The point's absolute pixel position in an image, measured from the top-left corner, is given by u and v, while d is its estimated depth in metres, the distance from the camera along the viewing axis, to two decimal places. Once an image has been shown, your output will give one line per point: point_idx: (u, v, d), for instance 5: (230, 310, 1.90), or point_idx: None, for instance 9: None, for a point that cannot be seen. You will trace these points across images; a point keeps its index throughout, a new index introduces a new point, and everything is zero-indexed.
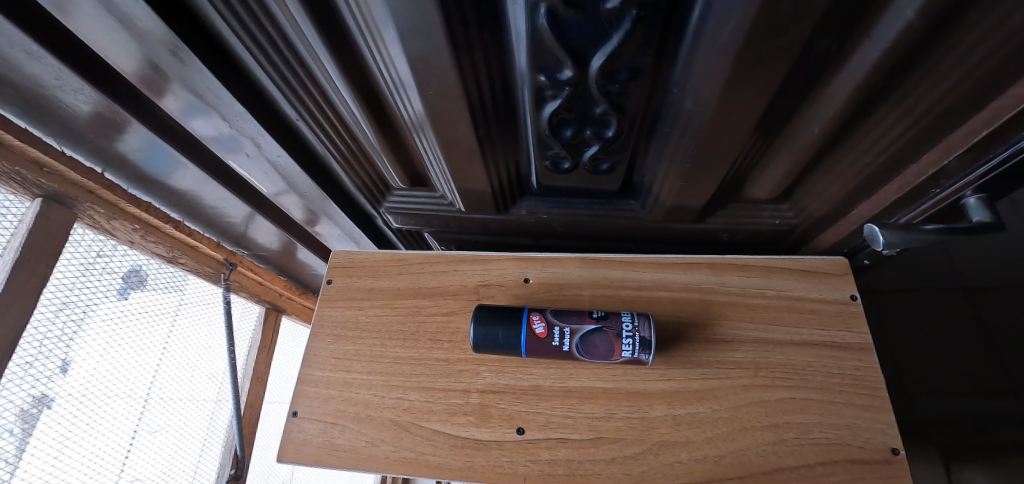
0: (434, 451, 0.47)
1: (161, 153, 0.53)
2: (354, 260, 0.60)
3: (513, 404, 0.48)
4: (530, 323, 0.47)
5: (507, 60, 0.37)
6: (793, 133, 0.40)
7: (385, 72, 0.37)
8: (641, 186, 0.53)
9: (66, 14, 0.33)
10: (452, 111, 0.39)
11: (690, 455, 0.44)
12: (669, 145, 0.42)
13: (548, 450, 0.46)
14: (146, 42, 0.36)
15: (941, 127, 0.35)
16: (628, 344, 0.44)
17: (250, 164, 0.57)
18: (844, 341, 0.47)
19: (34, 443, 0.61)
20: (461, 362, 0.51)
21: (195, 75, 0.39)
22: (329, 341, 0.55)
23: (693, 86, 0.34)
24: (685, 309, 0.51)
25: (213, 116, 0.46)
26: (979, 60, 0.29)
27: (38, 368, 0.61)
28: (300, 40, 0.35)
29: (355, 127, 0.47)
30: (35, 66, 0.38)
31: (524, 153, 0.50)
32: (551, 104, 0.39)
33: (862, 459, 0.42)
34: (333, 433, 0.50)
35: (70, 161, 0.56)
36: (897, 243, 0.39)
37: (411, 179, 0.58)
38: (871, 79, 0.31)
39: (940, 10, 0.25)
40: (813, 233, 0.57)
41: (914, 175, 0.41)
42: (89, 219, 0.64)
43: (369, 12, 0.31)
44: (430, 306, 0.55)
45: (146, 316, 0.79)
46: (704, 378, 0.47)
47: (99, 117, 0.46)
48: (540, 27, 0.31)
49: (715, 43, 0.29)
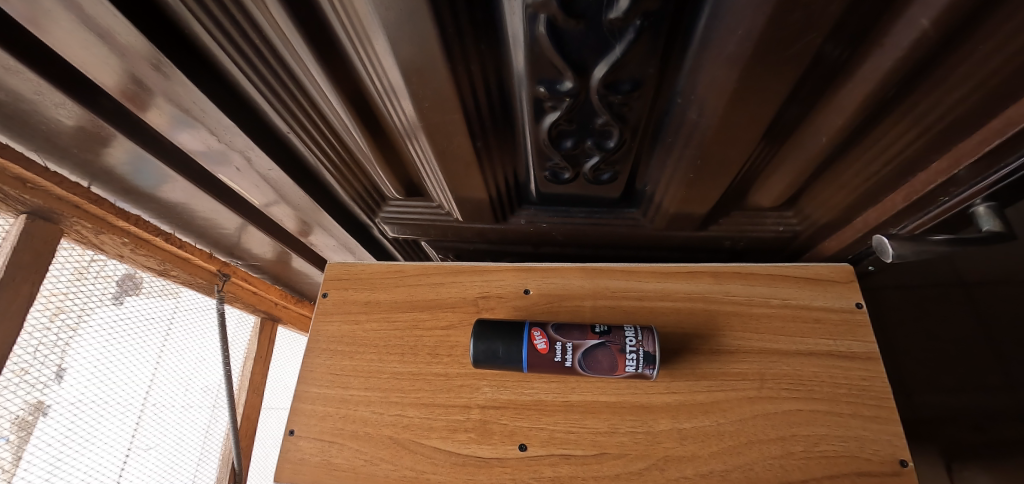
0: (434, 470, 0.46)
1: (149, 166, 0.52)
2: (350, 272, 0.59)
3: (514, 420, 0.47)
4: (532, 338, 0.46)
5: (504, 67, 0.35)
6: (800, 140, 0.38)
7: (376, 79, 0.35)
8: (642, 193, 0.52)
9: (43, 28, 0.32)
10: (448, 121, 0.38)
11: (695, 470, 0.43)
12: (673, 153, 0.41)
13: (551, 467, 0.45)
14: (127, 56, 0.34)
15: (950, 136, 0.34)
16: (632, 358, 0.43)
17: (240, 177, 0.55)
18: (850, 350, 0.46)
19: (28, 456, 0.61)
20: (461, 377, 0.50)
21: (180, 88, 0.38)
22: (325, 356, 0.54)
23: (699, 96, 0.33)
24: (688, 319, 0.50)
25: (200, 129, 0.45)
26: (994, 69, 0.27)
27: (33, 375, 0.60)
28: (286, 49, 0.34)
29: (347, 137, 0.46)
30: (14, 80, 0.36)
31: (523, 162, 0.48)
32: (551, 116, 0.38)
33: (871, 472, 0.41)
34: (331, 451, 0.48)
35: (54, 176, 0.53)
36: (907, 255, 0.39)
37: (406, 188, 0.56)
38: (882, 87, 0.30)
39: (956, 18, 0.24)
40: (817, 240, 0.56)
41: (923, 183, 0.40)
42: (77, 234, 0.62)
43: (359, 20, 0.29)
44: (428, 319, 0.54)
45: (138, 326, 0.78)
46: (709, 390, 0.46)
47: (83, 131, 0.44)
48: (540, 36, 0.29)
49: (721, 54, 0.28)
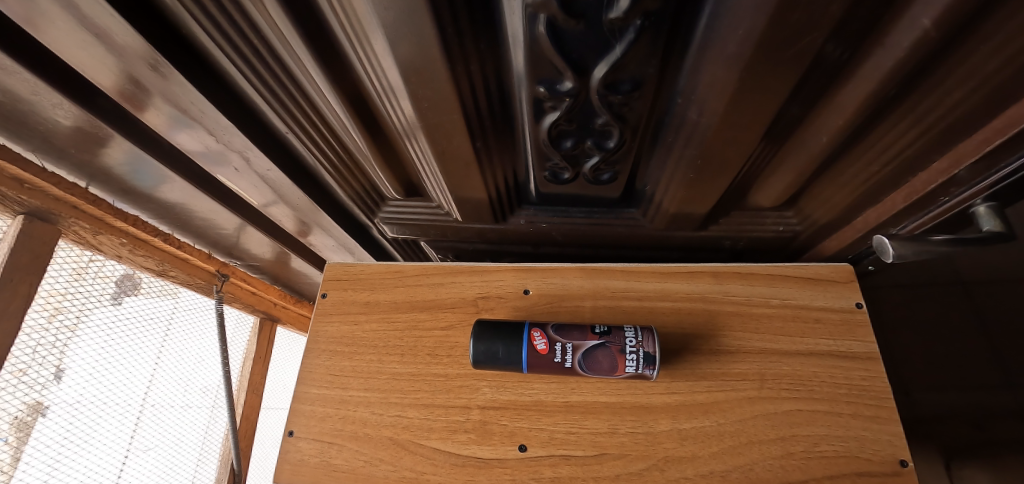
0: (434, 471, 0.46)
1: (147, 167, 0.51)
2: (349, 273, 0.59)
3: (514, 420, 0.47)
4: (532, 339, 0.45)
5: (504, 67, 0.35)
6: (800, 140, 0.38)
7: (375, 80, 0.35)
8: (642, 193, 0.52)
9: (40, 28, 0.31)
10: (447, 121, 0.38)
11: (695, 471, 0.43)
12: (673, 153, 0.41)
13: (551, 468, 0.45)
14: (124, 56, 0.34)
15: (950, 136, 0.34)
16: (631, 359, 0.43)
17: (239, 177, 0.55)
18: (850, 350, 0.46)
19: (27, 456, 0.61)
20: (461, 378, 0.50)
21: (177, 88, 0.37)
22: (325, 356, 0.54)
23: (700, 96, 0.33)
24: (688, 320, 0.50)
25: (198, 129, 0.44)
26: (995, 69, 0.27)
27: (32, 375, 0.60)
28: (285, 50, 0.33)
29: (346, 137, 0.45)
30: (11, 81, 0.36)
31: (523, 162, 0.48)
32: (550, 116, 0.38)
33: (870, 472, 0.41)
34: (330, 452, 0.48)
35: (52, 176, 0.53)
36: (908, 255, 0.39)
37: (405, 188, 0.56)
38: (884, 87, 0.30)
39: (957, 18, 0.24)
40: (817, 240, 0.56)
41: (923, 183, 0.40)
42: (75, 235, 0.62)
43: (357, 19, 0.29)
44: (428, 320, 0.54)
45: (137, 326, 0.78)
46: (709, 390, 0.46)
47: (81, 131, 0.44)
48: (539, 35, 0.29)
49: (721, 54, 0.28)
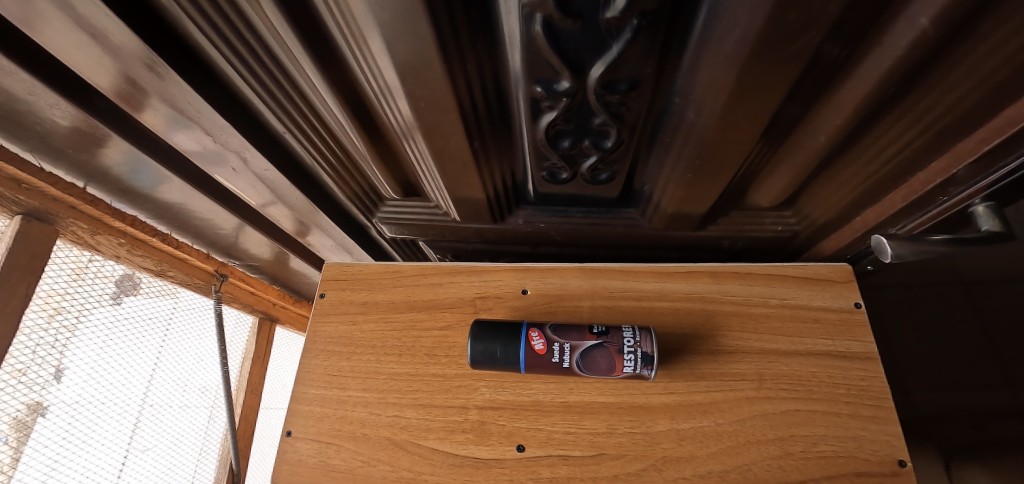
0: (432, 471, 0.46)
1: (145, 167, 0.51)
2: (348, 273, 0.59)
3: (512, 421, 0.47)
4: (530, 339, 0.45)
5: (501, 66, 0.35)
6: (799, 140, 0.38)
7: (372, 80, 0.35)
8: (640, 193, 0.52)
9: (36, 28, 0.31)
10: (445, 121, 0.38)
11: (693, 471, 0.43)
12: (671, 153, 0.41)
13: (549, 468, 0.45)
14: (121, 56, 0.34)
15: (949, 135, 0.34)
16: (629, 359, 0.43)
17: (237, 177, 0.55)
18: (849, 350, 0.46)
19: (27, 456, 0.62)
20: (459, 378, 0.50)
21: (175, 88, 0.37)
22: (323, 357, 0.54)
23: (697, 96, 0.33)
24: (686, 320, 0.50)
25: (195, 129, 0.44)
26: (994, 68, 0.27)
27: (32, 375, 0.60)
28: (282, 50, 0.33)
29: (343, 137, 0.45)
30: (7, 80, 0.36)
31: (520, 162, 0.48)
32: (548, 115, 0.38)
33: (869, 472, 0.41)
34: (328, 452, 0.48)
35: (50, 176, 0.53)
36: (907, 255, 0.39)
37: (403, 188, 0.56)
38: (882, 86, 0.30)
39: (955, 17, 0.24)
40: (816, 239, 0.56)
41: (922, 182, 0.40)
42: (73, 235, 0.62)
43: (354, 19, 0.29)
44: (426, 320, 0.54)
45: (136, 326, 0.78)
46: (708, 391, 0.46)
47: (78, 131, 0.44)
48: (536, 35, 0.29)
49: (719, 53, 0.28)
